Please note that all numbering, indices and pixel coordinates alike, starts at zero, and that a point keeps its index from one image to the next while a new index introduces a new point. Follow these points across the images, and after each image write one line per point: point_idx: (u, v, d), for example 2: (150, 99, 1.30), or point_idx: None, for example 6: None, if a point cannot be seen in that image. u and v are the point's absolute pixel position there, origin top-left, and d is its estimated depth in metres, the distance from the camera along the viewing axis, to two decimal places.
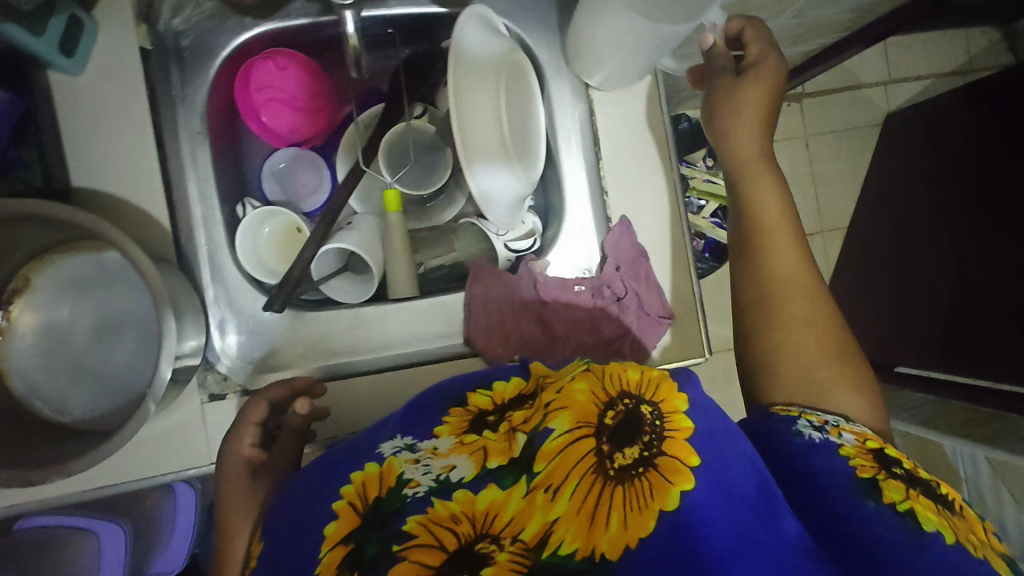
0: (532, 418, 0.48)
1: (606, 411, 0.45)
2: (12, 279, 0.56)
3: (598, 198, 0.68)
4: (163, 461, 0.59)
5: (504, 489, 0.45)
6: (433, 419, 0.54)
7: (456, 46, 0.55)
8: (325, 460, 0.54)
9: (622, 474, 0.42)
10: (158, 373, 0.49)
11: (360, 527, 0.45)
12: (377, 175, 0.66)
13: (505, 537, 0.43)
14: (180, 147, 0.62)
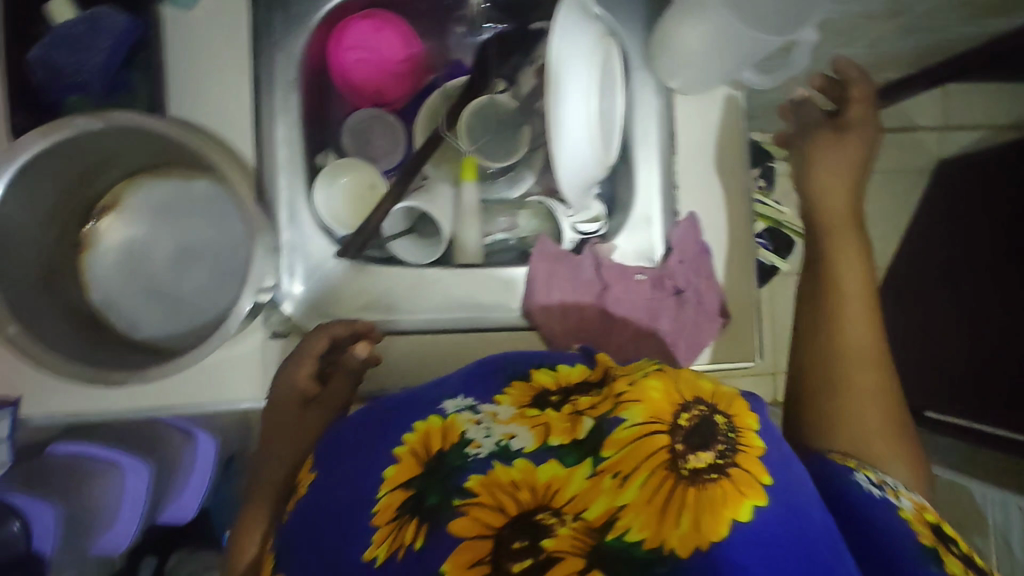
0: (600, 405, 0.49)
1: (681, 413, 0.45)
2: (104, 195, 0.59)
3: (669, 191, 0.69)
4: (223, 387, 0.62)
5: (567, 467, 0.45)
6: (494, 386, 0.55)
7: (558, 28, 0.56)
8: (380, 414, 0.55)
9: (696, 476, 0.42)
10: (239, 305, 0.52)
11: (422, 475, 0.47)
12: (457, 143, 0.69)
13: (567, 512, 0.42)
14: (271, 90, 0.63)
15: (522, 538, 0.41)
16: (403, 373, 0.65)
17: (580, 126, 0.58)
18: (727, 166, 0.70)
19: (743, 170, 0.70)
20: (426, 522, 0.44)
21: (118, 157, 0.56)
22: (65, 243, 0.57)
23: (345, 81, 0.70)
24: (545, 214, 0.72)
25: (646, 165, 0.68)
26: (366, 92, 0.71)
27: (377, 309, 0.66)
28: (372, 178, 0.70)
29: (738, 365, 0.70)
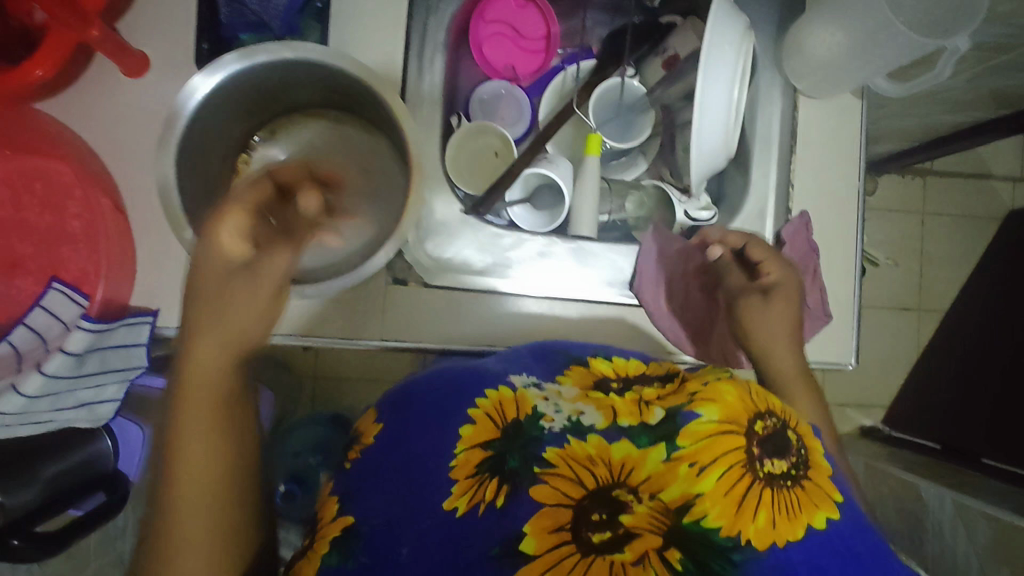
0: (670, 398, 0.48)
1: (757, 421, 0.44)
2: (262, 127, 0.63)
3: (784, 189, 0.71)
4: (353, 324, 0.63)
5: (640, 447, 0.44)
6: (557, 368, 0.56)
7: (711, 25, 0.59)
8: (444, 382, 0.54)
9: (774, 481, 0.41)
10: (373, 260, 0.55)
11: (500, 438, 0.47)
12: (584, 119, 0.72)
13: (642, 491, 0.42)
14: (420, 49, 0.66)
15: (600, 512, 0.41)
16: (507, 336, 0.66)
17: (718, 114, 0.61)
18: (843, 170, 0.71)
19: (858, 176, 0.72)
20: (506, 482, 0.44)
21: (289, 93, 0.59)
22: (225, 168, 0.60)
23: (481, 54, 0.73)
24: (659, 198, 0.74)
25: (763, 163, 0.71)
26: (497, 66, 0.74)
27: (491, 270, 0.68)
28: (499, 145, 0.72)
29: (834, 366, 0.71)
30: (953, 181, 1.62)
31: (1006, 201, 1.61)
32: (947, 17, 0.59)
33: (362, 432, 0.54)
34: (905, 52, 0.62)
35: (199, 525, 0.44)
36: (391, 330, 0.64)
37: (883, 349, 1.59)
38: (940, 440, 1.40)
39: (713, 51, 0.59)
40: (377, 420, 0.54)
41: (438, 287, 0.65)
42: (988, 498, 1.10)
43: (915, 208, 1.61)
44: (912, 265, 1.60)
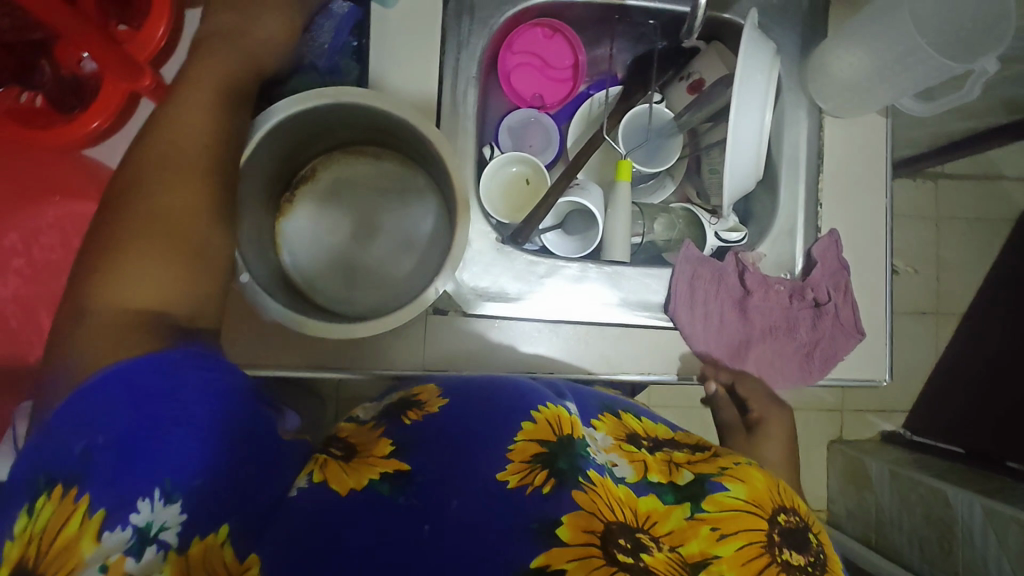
0: (699, 466, 0.49)
1: (780, 512, 0.45)
2: (303, 167, 0.64)
3: (812, 208, 0.72)
4: (402, 352, 0.65)
5: (666, 504, 0.45)
6: (592, 411, 0.55)
7: (746, 45, 0.60)
8: (486, 391, 0.52)
9: (790, 569, 0.42)
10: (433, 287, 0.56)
11: (555, 442, 0.45)
12: (614, 145, 0.74)
13: (663, 541, 0.42)
14: (453, 86, 0.68)
15: (626, 539, 0.40)
16: (549, 363, 0.68)
17: (749, 139, 0.63)
18: (871, 187, 0.72)
19: (885, 193, 0.72)
20: (553, 477, 0.42)
21: (331, 132, 0.61)
22: (270, 208, 0.62)
23: (510, 84, 0.76)
24: (688, 220, 0.75)
25: (792, 183, 0.72)
26: (525, 94, 0.77)
27: (528, 298, 0.69)
28: (529, 172, 0.74)
29: (868, 382, 0.71)
30: (964, 184, 1.63)
31: (1017, 202, 1.62)
32: (973, 38, 0.61)
33: (423, 399, 0.52)
34: (932, 77, 0.63)
35: (179, 211, 0.46)
36: (437, 361, 0.66)
37: (903, 354, 1.59)
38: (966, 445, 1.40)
39: (746, 78, 0.60)
40: (443, 396, 0.52)
41: (478, 317, 0.67)
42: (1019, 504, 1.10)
43: (928, 213, 1.61)
44: (929, 269, 1.60)
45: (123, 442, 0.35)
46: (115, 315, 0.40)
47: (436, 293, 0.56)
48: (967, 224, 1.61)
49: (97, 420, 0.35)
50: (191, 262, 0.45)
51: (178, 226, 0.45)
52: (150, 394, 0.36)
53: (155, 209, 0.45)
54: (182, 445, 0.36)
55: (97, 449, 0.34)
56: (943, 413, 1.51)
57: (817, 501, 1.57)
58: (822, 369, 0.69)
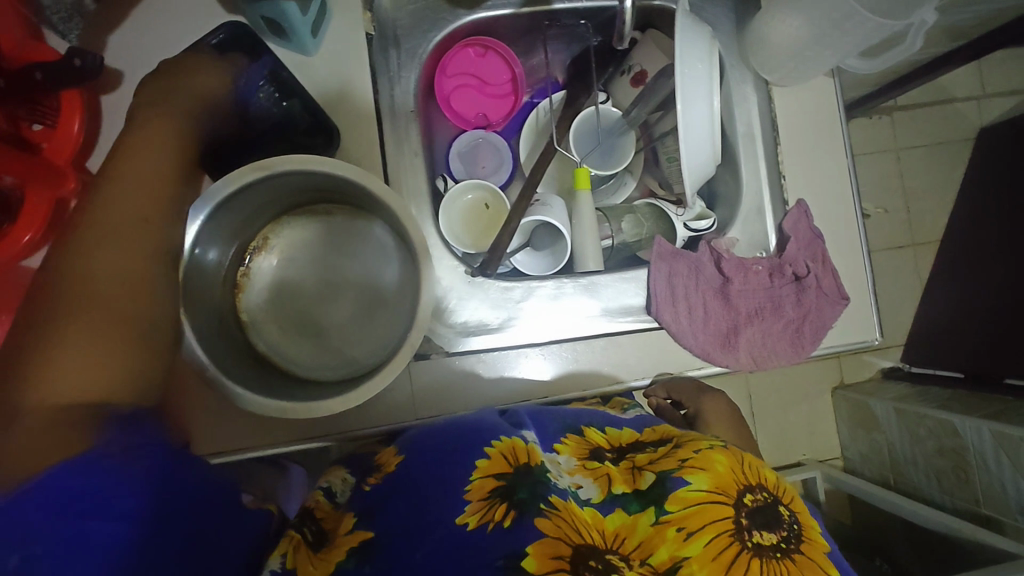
0: (661, 463, 0.54)
1: (745, 494, 0.51)
2: (254, 238, 0.61)
3: (775, 181, 0.71)
4: (390, 406, 0.64)
5: (631, 514, 0.50)
6: (554, 435, 0.58)
7: (681, 30, 0.58)
8: (446, 436, 0.55)
9: (760, 549, 0.48)
10: (414, 330, 0.54)
11: (513, 475, 0.50)
12: (566, 154, 0.72)
13: (634, 558, 0.47)
14: (392, 124, 0.67)
15: (597, 561, 0.45)
16: (539, 388, 0.66)
17: (701, 126, 0.60)
18: (831, 149, 0.71)
19: (844, 154, 0.71)
20: (514, 509, 0.47)
21: (279, 197, 0.58)
22: (226, 286, 0.59)
23: (451, 108, 0.73)
24: (654, 215, 0.74)
25: (751, 160, 0.71)
26: (467, 115, 0.75)
27: (510, 325, 0.67)
28: (488, 196, 0.72)
29: (860, 345, 0.71)
30: (918, 112, 1.65)
31: (972, 119, 1.65)
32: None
33: (382, 462, 0.56)
34: (868, 32, 0.62)
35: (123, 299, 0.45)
36: (428, 407, 0.64)
37: (887, 290, 1.62)
38: (964, 369, 1.42)
39: (687, 69, 0.58)
40: (398, 452, 0.56)
41: (462, 355, 0.65)
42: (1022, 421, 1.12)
43: (888, 147, 1.64)
44: (898, 203, 1.64)
45: (61, 547, 0.37)
46: (40, 410, 0.39)
47: (418, 336, 0.54)
48: (926, 150, 1.64)
49: (28, 534, 0.36)
50: (117, 347, 0.43)
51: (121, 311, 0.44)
52: (77, 497, 0.38)
53: (83, 308, 0.43)
54: (116, 535, 0.38)
55: (35, 559, 0.36)
56: (935, 339, 1.53)
57: (833, 451, 1.60)
58: (813, 341, 0.68)
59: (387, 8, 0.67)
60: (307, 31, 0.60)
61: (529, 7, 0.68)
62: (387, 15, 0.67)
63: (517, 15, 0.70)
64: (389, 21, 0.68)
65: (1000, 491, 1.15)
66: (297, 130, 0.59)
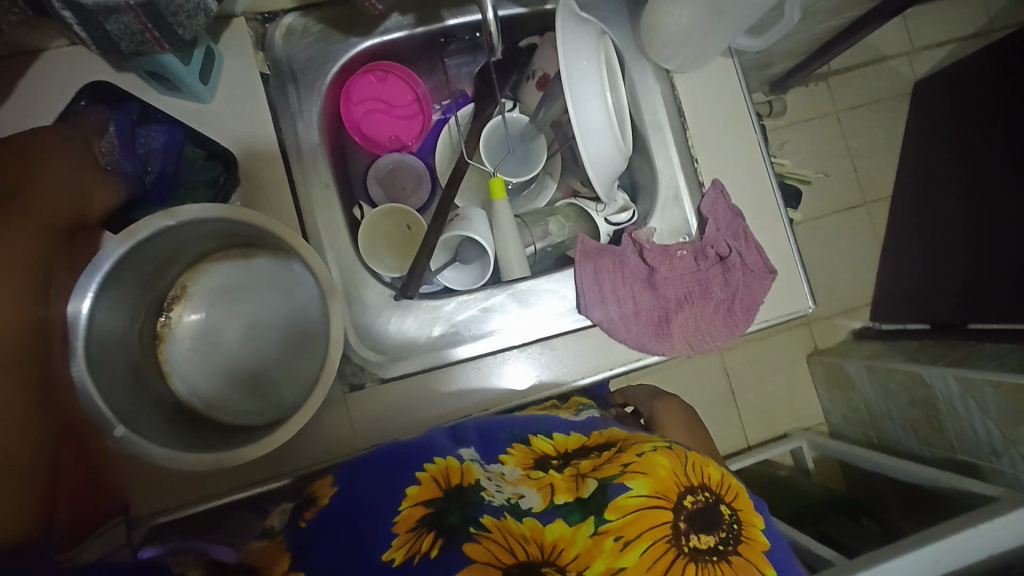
0: (605, 469, 0.53)
1: (686, 497, 0.50)
2: (171, 288, 0.61)
3: (689, 165, 0.72)
4: (330, 440, 0.63)
5: (572, 524, 0.49)
6: (499, 447, 0.59)
7: (563, 32, 0.59)
8: (385, 460, 0.56)
9: (697, 553, 0.47)
10: (329, 360, 0.53)
11: (443, 500, 0.51)
12: (481, 167, 0.73)
13: (571, 568, 0.46)
14: (300, 159, 0.67)
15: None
16: (483, 400, 0.67)
17: (597, 124, 0.62)
18: (738, 126, 0.72)
19: (754, 132, 0.72)
20: (442, 537, 0.48)
21: (187, 247, 0.58)
22: (145, 340, 0.58)
23: (363, 134, 0.74)
24: (576, 214, 0.75)
25: (661, 146, 0.72)
26: (381, 139, 0.75)
27: (444, 340, 0.68)
28: (408, 218, 0.72)
29: (795, 315, 0.71)
30: (853, 73, 1.68)
31: (906, 74, 1.68)
32: None
33: (317, 495, 0.56)
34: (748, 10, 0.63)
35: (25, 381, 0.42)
36: (368, 434, 0.64)
37: (847, 250, 1.64)
38: (929, 320, 1.43)
39: (573, 69, 0.59)
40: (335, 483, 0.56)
41: (393, 379, 0.65)
42: (986, 364, 1.12)
43: (827, 111, 1.67)
44: (845, 163, 1.66)
45: None
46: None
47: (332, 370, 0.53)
48: (865, 109, 1.67)
49: None
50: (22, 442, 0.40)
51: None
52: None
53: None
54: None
55: None
56: (897, 293, 1.55)
57: (817, 416, 1.61)
58: (745, 318, 0.69)
59: (279, 45, 0.67)
60: (196, 79, 0.60)
61: (423, 27, 0.69)
62: (280, 52, 0.67)
63: (413, 35, 0.70)
64: (284, 58, 0.68)
65: (973, 438, 1.16)
66: (195, 165, 0.63)
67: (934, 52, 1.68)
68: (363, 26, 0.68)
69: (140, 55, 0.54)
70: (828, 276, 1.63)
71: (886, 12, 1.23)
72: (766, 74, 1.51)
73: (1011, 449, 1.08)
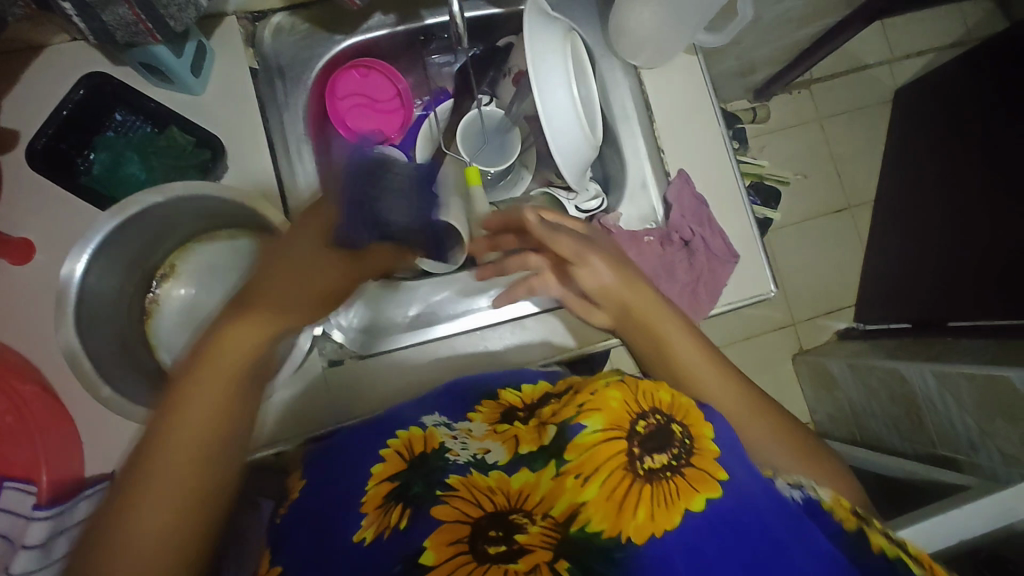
0: (562, 412, 0.55)
1: (638, 421, 0.51)
2: (160, 266, 0.65)
3: (656, 156, 0.75)
4: (310, 411, 0.67)
5: (536, 470, 0.52)
6: (466, 406, 0.63)
7: (528, 25, 0.63)
8: (356, 439, 0.60)
9: (652, 475, 0.48)
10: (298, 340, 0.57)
11: (407, 469, 0.54)
12: (457, 157, 0.76)
13: (537, 512, 0.49)
14: (286, 148, 0.71)
15: (496, 529, 0.48)
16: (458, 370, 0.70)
17: (563, 113, 0.65)
18: (704, 119, 0.76)
19: (718, 124, 0.76)
20: (410, 506, 0.51)
21: (175, 225, 0.62)
22: (133, 313, 0.62)
23: (346, 127, 0.78)
24: (550, 202, 0.80)
25: (630, 136, 0.76)
26: (364, 132, 0.79)
27: (419, 320, 0.73)
28: None
29: (757, 298, 0.74)
30: (835, 81, 1.73)
31: (887, 82, 1.72)
32: None
33: (289, 489, 0.60)
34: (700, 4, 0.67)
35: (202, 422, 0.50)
36: (347, 408, 0.68)
37: (831, 253, 1.68)
38: (911, 319, 1.45)
39: (539, 58, 0.63)
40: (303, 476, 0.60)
41: (370, 356, 0.68)
42: (961, 357, 1.14)
43: (811, 118, 1.71)
44: (828, 168, 1.70)
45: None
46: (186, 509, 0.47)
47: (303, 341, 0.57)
48: (848, 116, 1.71)
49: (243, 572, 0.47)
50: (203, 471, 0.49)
51: (207, 429, 0.49)
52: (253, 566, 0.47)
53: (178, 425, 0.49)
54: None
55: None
56: (878, 294, 1.58)
57: (802, 415, 1.64)
58: (710, 301, 0.73)
59: (269, 42, 0.72)
60: (188, 72, 0.64)
61: (403, 25, 0.73)
62: (269, 48, 0.72)
63: (394, 33, 0.74)
64: (272, 54, 0.72)
65: (950, 432, 1.17)
66: (183, 153, 0.66)
67: (915, 61, 1.73)
68: (348, 24, 0.73)
69: (133, 46, 0.58)
70: (813, 277, 1.67)
71: (859, 17, 1.27)
72: (749, 80, 1.56)
73: (986, 441, 1.09)
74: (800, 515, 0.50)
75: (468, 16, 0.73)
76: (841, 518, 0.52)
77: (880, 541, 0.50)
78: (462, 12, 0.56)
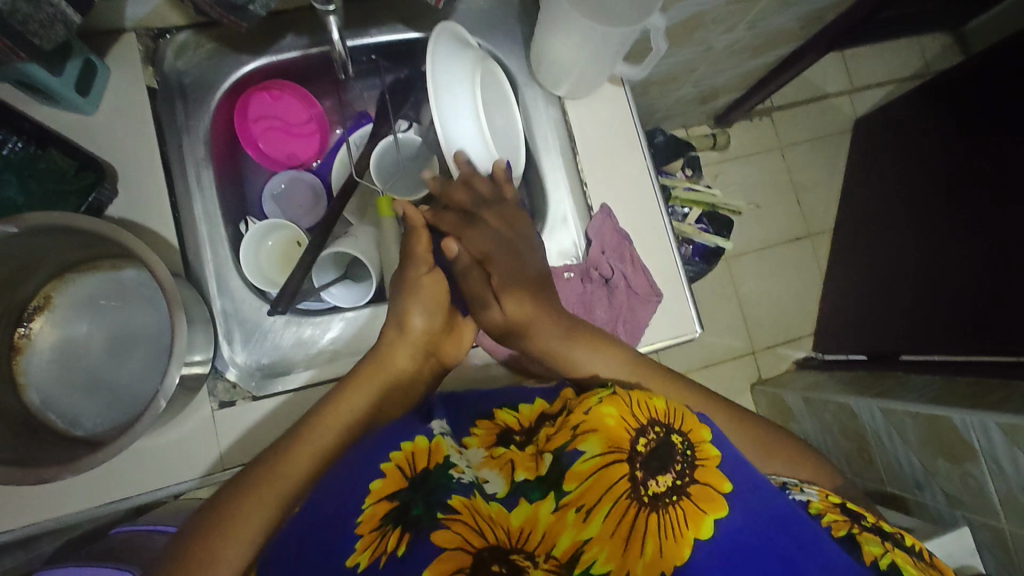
0: (556, 438, 0.54)
1: (638, 439, 0.51)
2: (34, 297, 0.60)
3: (579, 189, 0.73)
4: (188, 457, 0.61)
5: (533, 502, 0.50)
6: (463, 429, 0.59)
7: (433, 55, 0.61)
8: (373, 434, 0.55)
9: (655, 500, 0.48)
10: (167, 377, 0.51)
11: (408, 488, 0.49)
12: (369, 185, 0.75)
13: (539, 554, 0.47)
14: (185, 173, 0.67)
15: (498, 565, 0.45)
16: None
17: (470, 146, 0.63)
18: (628, 152, 0.73)
19: (644, 158, 0.73)
20: (408, 531, 0.46)
21: (45, 257, 0.57)
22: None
23: (256, 148, 0.74)
24: None
25: (553, 170, 0.73)
26: (279, 156, 0.76)
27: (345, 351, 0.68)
28: (296, 235, 0.74)
29: (680, 339, 0.71)
30: (796, 110, 1.73)
31: (847, 111, 1.73)
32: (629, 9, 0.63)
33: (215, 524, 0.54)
34: (596, 43, 0.64)
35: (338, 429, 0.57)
36: (235, 455, 0.62)
37: (791, 280, 1.66)
38: (865, 350, 1.43)
39: (442, 93, 0.61)
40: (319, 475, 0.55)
41: (268, 397, 0.64)
42: (910, 394, 1.12)
43: (773, 145, 1.71)
44: (789, 196, 1.70)
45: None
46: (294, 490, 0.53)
47: (163, 400, 0.51)
48: (808, 144, 1.71)
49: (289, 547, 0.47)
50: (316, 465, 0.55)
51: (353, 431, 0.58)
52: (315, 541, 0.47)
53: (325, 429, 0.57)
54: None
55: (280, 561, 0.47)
56: (833, 323, 1.57)
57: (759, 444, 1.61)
58: (629, 341, 0.70)
59: (170, 61, 0.68)
60: (72, 91, 0.60)
61: (317, 47, 0.70)
62: (171, 67, 0.68)
63: (309, 55, 0.71)
64: (174, 73, 0.68)
65: (898, 470, 1.16)
66: (64, 177, 0.61)
67: (873, 91, 1.74)
68: (257, 44, 0.69)
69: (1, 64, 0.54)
70: (772, 305, 1.65)
71: (815, 49, 1.26)
72: (711, 106, 1.55)
73: (931, 480, 1.07)
74: (806, 523, 0.49)
75: (349, 46, 0.69)
76: (828, 523, 0.52)
77: (871, 550, 0.49)
78: (345, 42, 0.59)
